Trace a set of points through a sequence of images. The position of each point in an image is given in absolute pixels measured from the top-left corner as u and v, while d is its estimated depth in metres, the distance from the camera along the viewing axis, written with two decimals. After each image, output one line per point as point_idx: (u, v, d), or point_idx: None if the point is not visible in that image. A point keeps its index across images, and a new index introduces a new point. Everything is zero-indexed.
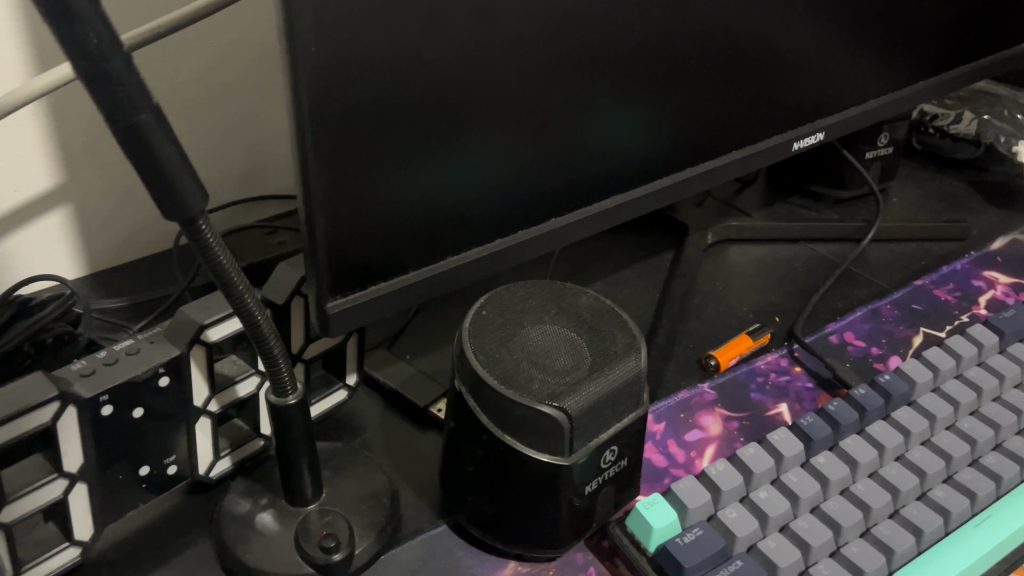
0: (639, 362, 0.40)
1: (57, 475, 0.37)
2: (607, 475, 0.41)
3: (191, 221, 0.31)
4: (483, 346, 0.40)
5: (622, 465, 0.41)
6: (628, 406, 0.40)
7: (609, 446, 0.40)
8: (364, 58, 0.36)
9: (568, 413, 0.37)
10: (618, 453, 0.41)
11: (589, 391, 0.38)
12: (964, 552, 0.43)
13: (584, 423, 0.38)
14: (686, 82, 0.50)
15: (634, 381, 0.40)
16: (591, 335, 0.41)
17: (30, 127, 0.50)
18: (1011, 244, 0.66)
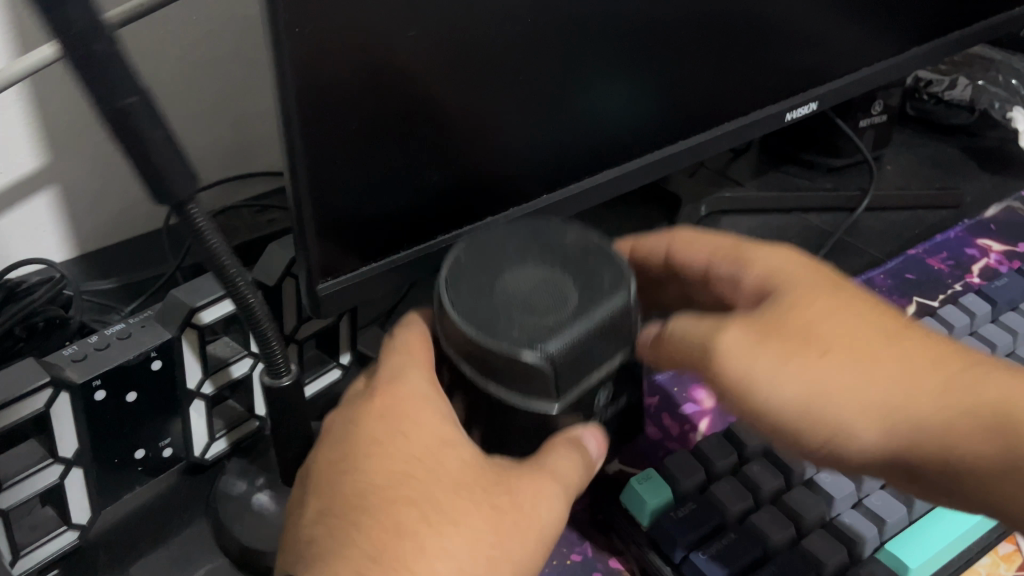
0: (629, 299, 0.36)
1: (51, 461, 0.37)
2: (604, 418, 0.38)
3: (181, 205, 0.32)
4: (457, 293, 0.36)
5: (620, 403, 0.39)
6: (620, 348, 0.37)
7: (605, 388, 0.37)
8: (347, 36, 0.35)
9: (543, 358, 0.33)
10: (614, 391, 0.38)
11: (569, 333, 0.34)
12: (947, 527, 0.43)
13: (570, 368, 0.34)
14: (677, 54, 0.50)
15: (623, 318, 0.36)
16: (572, 280, 0.36)
17: (14, 108, 0.49)
18: (1005, 211, 0.66)
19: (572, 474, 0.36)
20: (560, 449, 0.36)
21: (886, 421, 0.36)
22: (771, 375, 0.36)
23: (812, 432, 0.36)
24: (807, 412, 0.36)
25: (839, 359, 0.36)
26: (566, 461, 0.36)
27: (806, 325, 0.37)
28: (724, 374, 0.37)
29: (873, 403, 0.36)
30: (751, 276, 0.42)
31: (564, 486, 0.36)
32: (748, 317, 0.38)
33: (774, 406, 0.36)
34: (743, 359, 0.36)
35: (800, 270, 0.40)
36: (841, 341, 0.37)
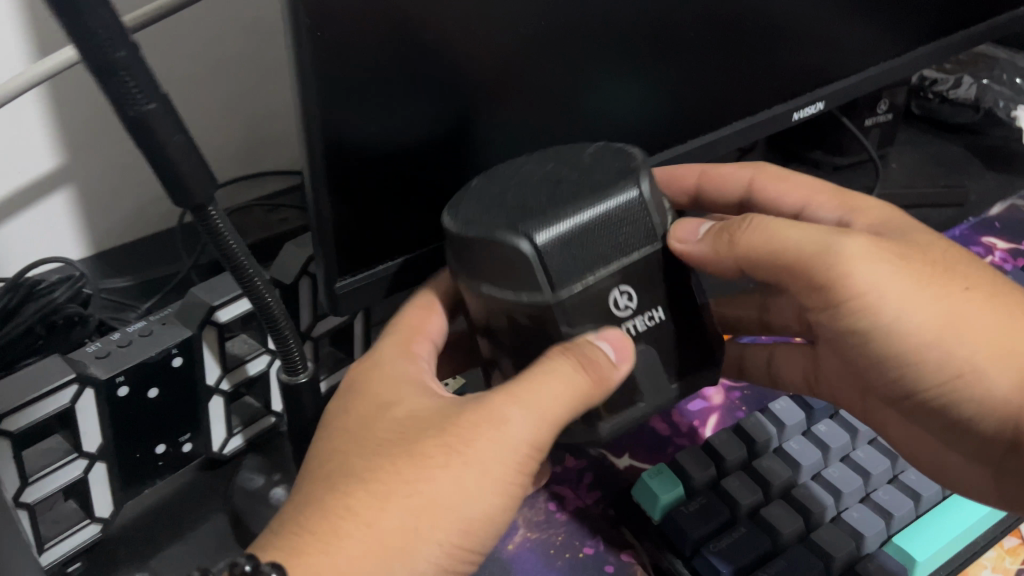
0: (633, 190, 0.35)
1: (76, 456, 0.38)
2: (635, 328, 0.36)
3: (199, 207, 0.34)
4: (459, 204, 0.36)
5: (657, 316, 0.36)
6: (636, 239, 0.35)
7: (620, 285, 0.35)
8: (365, 39, 0.36)
9: (534, 244, 0.33)
10: (637, 296, 0.36)
11: (566, 219, 0.34)
12: (952, 520, 0.43)
13: (563, 255, 0.33)
14: (687, 54, 0.50)
15: (630, 207, 0.35)
16: (578, 176, 0.36)
17: (32, 109, 0.50)
18: (1010, 210, 0.68)
19: (543, 401, 0.34)
20: (536, 372, 0.34)
21: (1007, 361, 0.40)
22: (905, 304, 0.39)
23: (942, 366, 0.40)
24: (939, 341, 0.40)
25: (976, 298, 0.41)
26: (533, 389, 0.34)
27: (942, 267, 0.41)
28: (855, 293, 0.39)
29: (991, 342, 0.40)
30: (859, 225, 0.44)
31: (533, 415, 0.34)
32: (876, 240, 0.40)
33: (912, 332, 0.40)
34: (881, 285, 0.39)
35: (909, 223, 0.43)
36: (976, 285, 0.41)
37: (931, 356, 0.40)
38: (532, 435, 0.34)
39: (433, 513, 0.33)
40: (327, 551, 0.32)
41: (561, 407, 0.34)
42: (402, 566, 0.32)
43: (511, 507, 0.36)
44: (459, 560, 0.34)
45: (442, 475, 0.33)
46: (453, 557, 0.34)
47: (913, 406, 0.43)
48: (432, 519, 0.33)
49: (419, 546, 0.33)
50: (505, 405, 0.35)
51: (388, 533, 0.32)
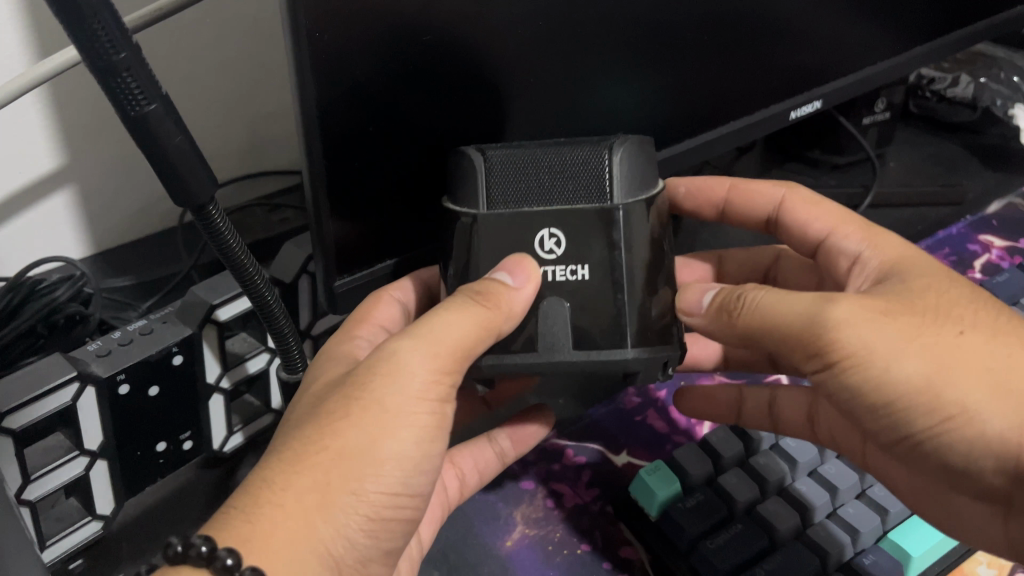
0: (604, 149, 0.36)
1: (77, 453, 0.39)
2: (554, 275, 0.35)
3: (201, 207, 0.35)
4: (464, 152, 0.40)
5: (583, 274, 0.35)
6: (590, 187, 0.36)
7: (548, 228, 0.36)
8: (364, 41, 0.36)
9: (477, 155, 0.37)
10: (569, 247, 0.35)
11: (517, 150, 0.37)
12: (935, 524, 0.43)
13: (510, 175, 0.36)
14: (684, 54, 0.50)
15: (590, 159, 0.36)
16: (569, 141, 0.38)
17: (32, 110, 0.50)
18: (1008, 207, 0.70)
19: (442, 336, 0.33)
20: (436, 314, 0.34)
21: (1014, 407, 0.34)
22: (892, 356, 0.34)
23: (928, 411, 0.35)
24: (927, 390, 0.34)
25: (973, 338, 0.35)
26: (429, 326, 0.34)
27: (931, 311, 0.36)
28: (839, 346, 0.35)
29: (993, 383, 0.34)
30: (872, 262, 0.42)
31: (435, 353, 0.33)
32: (864, 296, 0.36)
33: (898, 384, 0.35)
34: (864, 338, 0.34)
35: (919, 258, 0.40)
36: (975, 324, 0.36)
37: (917, 404, 0.35)
38: (438, 374, 0.33)
39: (352, 464, 0.32)
40: (250, 521, 0.30)
41: (465, 341, 0.33)
42: (326, 522, 0.31)
43: (435, 446, 0.34)
44: (386, 508, 0.33)
45: (353, 424, 0.32)
46: (378, 507, 0.33)
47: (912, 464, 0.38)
48: (351, 471, 0.32)
49: (339, 499, 0.31)
50: (408, 349, 0.33)
51: (307, 490, 0.31)
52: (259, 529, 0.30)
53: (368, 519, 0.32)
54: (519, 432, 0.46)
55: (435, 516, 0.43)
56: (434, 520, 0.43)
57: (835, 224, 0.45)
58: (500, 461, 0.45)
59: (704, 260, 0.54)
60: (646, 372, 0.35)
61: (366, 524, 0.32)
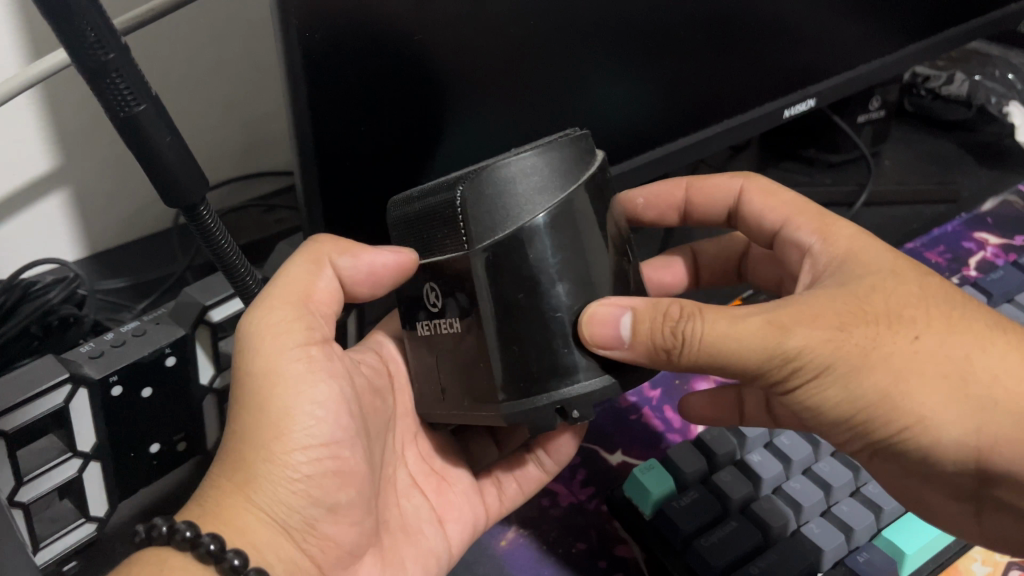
0: (460, 188, 0.32)
1: (71, 455, 0.39)
2: (440, 328, 0.36)
3: (192, 207, 0.35)
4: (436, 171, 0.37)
5: (455, 326, 0.35)
6: (460, 235, 0.33)
7: (428, 282, 0.35)
8: (355, 40, 0.36)
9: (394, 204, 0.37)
10: (444, 301, 0.35)
11: (422, 194, 0.35)
12: (920, 527, 0.42)
13: (415, 227, 0.36)
14: (677, 53, 0.50)
15: (451, 203, 0.33)
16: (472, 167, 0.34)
17: (26, 112, 0.50)
18: (1001, 206, 0.68)
19: (282, 294, 0.37)
20: (274, 282, 0.38)
21: (973, 410, 0.34)
22: (857, 364, 0.34)
23: (885, 422, 0.35)
24: (884, 403, 0.34)
25: (931, 342, 0.35)
26: (269, 292, 0.37)
27: (883, 319, 0.35)
28: (800, 363, 0.34)
29: (948, 385, 0.34)
30: (822, 257, 0.42)
31: (283, 312, 0.36)
32: (818, 309, 0.35)
33: (861, 392, 0.34)
34: (824, 351, 0.34)
35: (870, 246, 0.40)
36: (929, 325, 0.35)
37: (877, 414, 0.35)
38: (295, 326, 0.36)
39: (247, 434, 0.34)
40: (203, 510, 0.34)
41: (299, 287, 0.37)
42: (254, 493, 0.34)
43: (324, 386, 0.36)
44: (311, 463, 0.35)
45: (237, 396, 0.35)
46: (305, 461, 0.35)
47: (888, 476, 0.38)
48: (254, 441, 0.34)
49: (255, 468, 0.34)
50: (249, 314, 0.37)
51: (231, 470, 0.34)
52: (209, 512, 0.34)
53: (297, 480, 0.35)
54: (554, 448, 0.45)
55: (467, 519, 0.44)
56: (467, 525, 0.44)
57: (790, 215, 0.46)
58: (543, 478, 0.45)
59: (679, 257, 0.54)
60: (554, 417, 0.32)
61: (297, 486, 0.35)
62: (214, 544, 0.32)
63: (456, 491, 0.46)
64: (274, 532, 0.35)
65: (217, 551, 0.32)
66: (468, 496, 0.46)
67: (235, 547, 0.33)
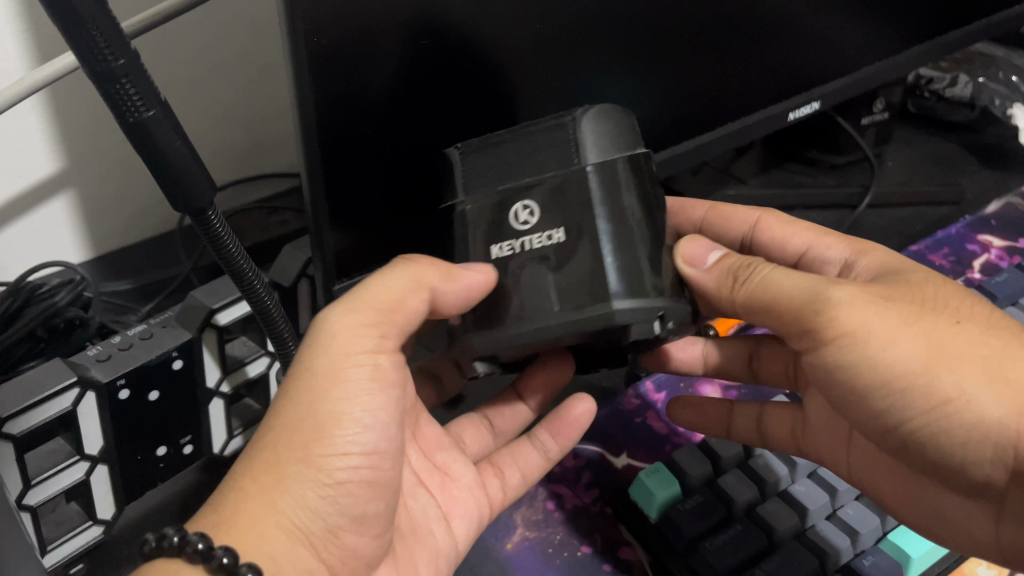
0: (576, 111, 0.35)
1: (79, 458, 0.39)
2: (531, 245, 0.34)
3: (200, 211, 0.35)
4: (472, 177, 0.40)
5: (558, 239, 0.34)
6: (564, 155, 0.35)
7: (521, 199, 0.34)
8: (362, 45, 0.36)
9: (457, 150, 0.37)
10: (542, 216, 0.34)
11: (495, 138, 0.37)
12: None
13: (489, 157, 0.36)
14: (681, 56, 0.50)
15: (561, 127, 0.35)
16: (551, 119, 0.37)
17: (32, 115, 0.51)
18: (1005, 207, 0.68)
19: (371, 302, 0.36)
20: (363, 284, 0.37)
21: (1009, 392, 0.36)
22: (886, 339, 0.36)
23: (923, 396, 0.36)
24: (923, 373, 0.36)
25: (967, 329, 0.37)
26: (354, 295, 0.36)
27: (923, 302, 0.38)
28: (840, 325, 0.37)
29: (984, 366, 0.36)
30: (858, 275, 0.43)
31: (363, 321, 0.36)
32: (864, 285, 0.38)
33: (892, 366, 0.36)
34: (864, 320, 0.37)
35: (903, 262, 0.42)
36: (968, 317, 0.38)
37: (911, 389, 0.36)
38: (371, 340, 0.36)
39: (295, 434, 0.34)
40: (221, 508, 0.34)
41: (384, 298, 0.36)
42: (284, 496, 0.34)
43: (380, 400, 0.36)
44: (345, 472, 0.35)
45: (291, 393, 0.35)
46: (340, 470, 0.35)
47: None
48: (297, 441, 0.34)
49: (291, 469, 0.34)
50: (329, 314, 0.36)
51: (264, 465, 0.34)
52: (229, 512, 0.33)
53: (326, 485, 0.35)
54: (560, 428, 0.46)
55: (473, 514, 0.44)
56: (472, 521, 0.44)
57: (813, 239, 0.47)
58: (544, 465, 0.46)
59: None
60: (642, 329, 0.33)
61: (325, 493, 0.35)
62: (227, 558, 0.31)
63: (460, 486, 0.45)
64: (292, 542, 0.34)
65: (230, 565, 0.31)
66: (471, 490, 0.45)
67: (246, 559, 0.32)
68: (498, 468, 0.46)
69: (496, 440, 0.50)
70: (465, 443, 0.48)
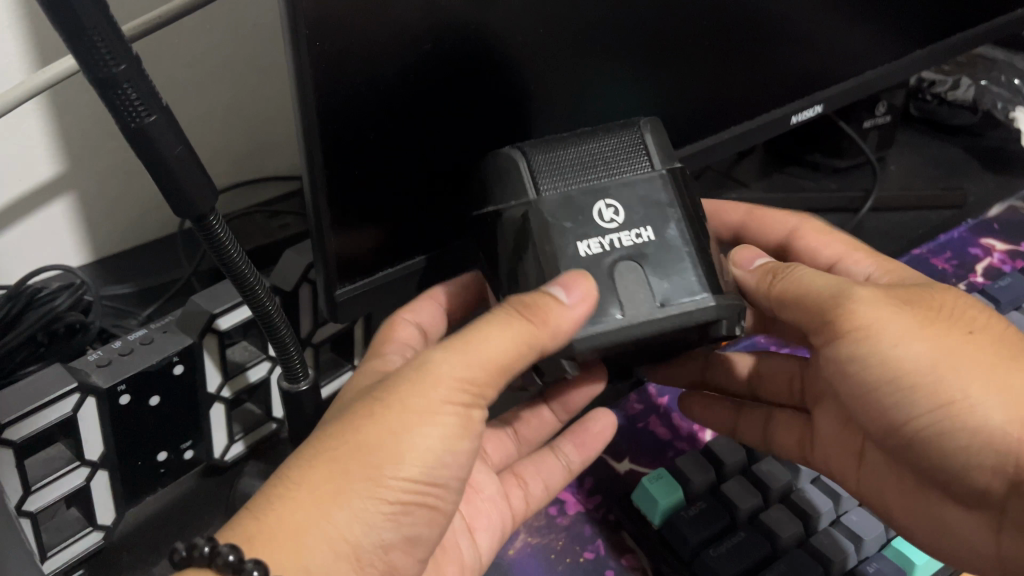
0: (641, 131, 0.37)
1: (78, 464, 0.39)
2: (620, 242, 0.35)
3: (202, 217, 0.34)
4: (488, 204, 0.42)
5: (647, 237, 0.35)
6: (638, 164, 0.36)
7: (605, 199, 0.35)
8: (367, 50, 0.36)
9: (529, 159, 0.36)
10: (628, 216, 0.35)
11: (557, 148, 0.37)
12: None
13: (560, 163, 0.36)
14: (684, 60, 0.50)
15: (631, 142, 0.37)
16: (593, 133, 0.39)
17: (33, 118, 0.50)
18: (1007, 212, 0.67)
19: (481, 349, 0.33)
20: (482, 327, 0.34)
21: (1014, 403, 0.36)
22: (897, 336, 0.37)
23: (927, 396, 0.37)
24: (931, 373, 0.37)
25: (982, 342, 0.38)
26: (472, 339, 0.33)
27: (939, 307, 0.39)
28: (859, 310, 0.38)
29: (994, 375, 0.37)
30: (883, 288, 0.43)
31: (465, 361, 0.33)
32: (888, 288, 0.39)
33: (901, 363, 0.37)
34: (882, 315, 0.38)
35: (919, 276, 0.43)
36: (984, 326, 0.39)
37: (917, 387, 0.37)
38: (470, 384, 0.33)
39: (369, 452, 0.32)
40: (267, 517, 0.31)
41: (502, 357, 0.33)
42: (340, 510, 0.31)
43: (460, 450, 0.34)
44: (408, 496, 0.33)
45: (381, 423, 0.32)
46: (404, 495, 0.33)
47: None
48: (368, 458, 0.32)
49: (353, 485, 0.32)
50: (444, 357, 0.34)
51: (327, 481, 0.31)
52: (273, 524, 0.31)
53: (388, 506, 0.32)
54: (584, 440, 0.46)
55: (497, 526, 0.43)
56: (495, 531, 0.43)
57: (841, 248, 0.49)
58: (567, 476, 0.45)
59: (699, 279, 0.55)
60: (729, 324, 0.34)
61: (381, 519, 0.32)
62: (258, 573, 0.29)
63: (484, 498, 0.44)
64: (337, 556, 0.31)
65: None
66: (496, 502, 0.44)
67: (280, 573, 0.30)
68: (521, 480, 0.46)
69: (519, 448, 0.49)
70: (488, 455, 0.48)
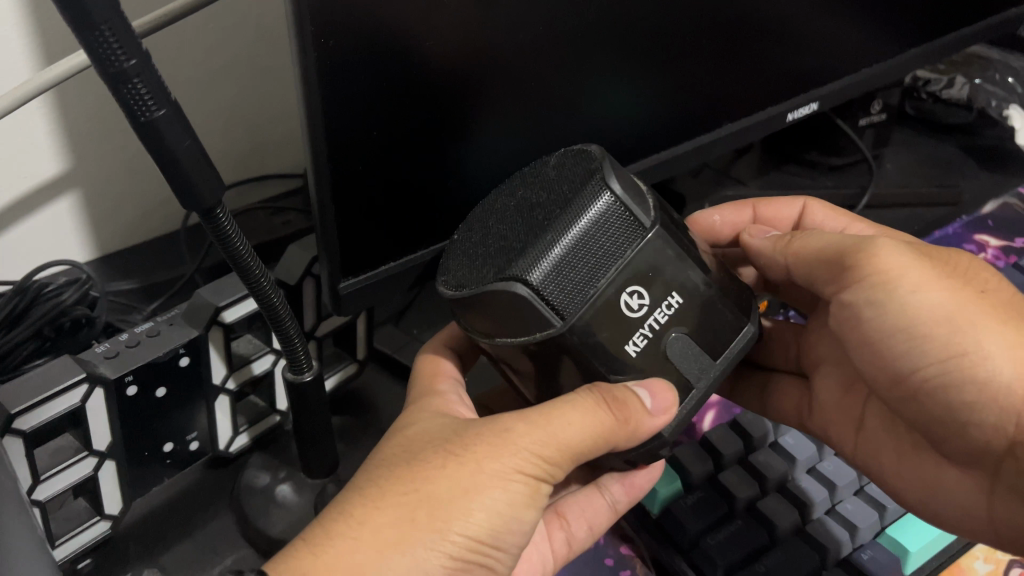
0: (612, 189, 0.32)
1: (87, 454, 0.39)
2: (658, 321, 0.32)
3: (209, 210, 0.35)
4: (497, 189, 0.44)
5: (677, 303, 0.33)
6: (629, 233, 0.32)
7: (628, 287, 0.31)
8: (371, 46, 0.37)
9: (533, 283, 0.30)
10: (655, 295, 0.32)
11: (551, 257, 0.30)
12: (921, 527, 0.43)
13: (566, 276, 0.31)
14: (682, 58, 0.51)
15: (615, 216, 0.31)
16: (550, 197, 0.32)
17: (39, 116, 0.51)
18: (1001, 208, 0.68)
19: (563, 431, 0.33)
20: (566, 401, 0.33)
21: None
22: (918, 283, 0.38)
23: (943, 344, 0.37)
24: (946, 321, 0.37)
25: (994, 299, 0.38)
26: (555, 416, 0.33)
27: (960, 267, 0.39)
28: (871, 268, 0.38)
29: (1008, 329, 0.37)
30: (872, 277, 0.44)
31: (544, 438, 0.33)
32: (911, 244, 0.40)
33: (919, 309, 0.38)
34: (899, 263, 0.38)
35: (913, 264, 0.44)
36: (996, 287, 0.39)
37: (934, 335, 0.37)
38: (544, 461, 0.34)
39: (440, 506, 0.32)
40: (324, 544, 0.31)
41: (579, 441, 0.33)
42: (402, 556, 0.31)
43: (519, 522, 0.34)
44: (465, 552, 0.32)
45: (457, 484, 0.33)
46: (465, 555, 0.32)
47: None
48: (438, 512, 0.32)
49: (421, 536, 0.32)
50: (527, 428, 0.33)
51: (393, 525, 0.31)
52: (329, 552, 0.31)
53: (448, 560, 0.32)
54: (632, 480, 0.41)
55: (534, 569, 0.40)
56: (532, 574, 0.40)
57: None
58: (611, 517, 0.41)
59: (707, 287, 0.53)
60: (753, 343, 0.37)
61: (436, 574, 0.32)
62: None
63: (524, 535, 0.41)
64: None
65: None
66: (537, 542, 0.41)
67: None
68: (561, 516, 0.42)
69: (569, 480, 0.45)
70: None
